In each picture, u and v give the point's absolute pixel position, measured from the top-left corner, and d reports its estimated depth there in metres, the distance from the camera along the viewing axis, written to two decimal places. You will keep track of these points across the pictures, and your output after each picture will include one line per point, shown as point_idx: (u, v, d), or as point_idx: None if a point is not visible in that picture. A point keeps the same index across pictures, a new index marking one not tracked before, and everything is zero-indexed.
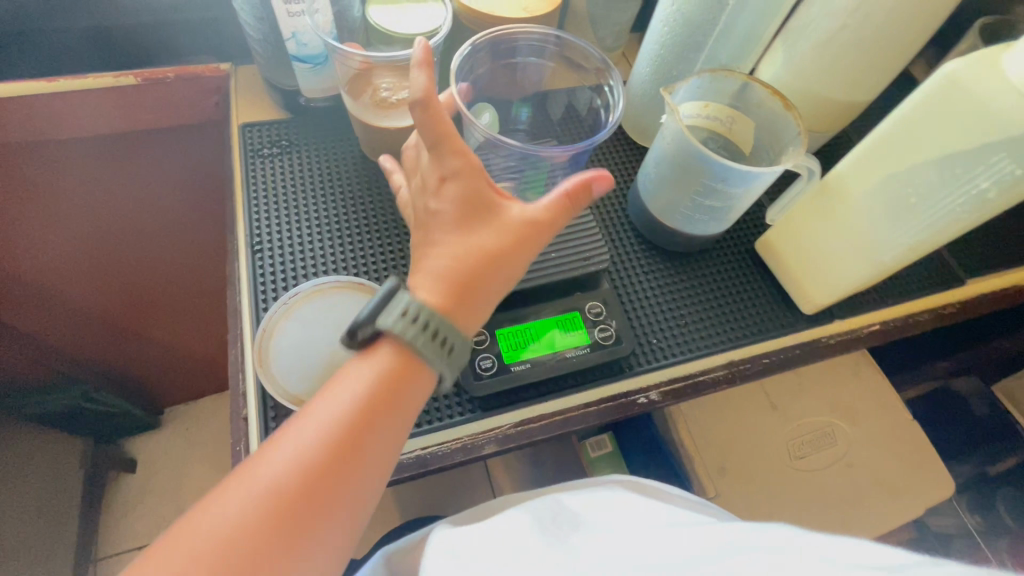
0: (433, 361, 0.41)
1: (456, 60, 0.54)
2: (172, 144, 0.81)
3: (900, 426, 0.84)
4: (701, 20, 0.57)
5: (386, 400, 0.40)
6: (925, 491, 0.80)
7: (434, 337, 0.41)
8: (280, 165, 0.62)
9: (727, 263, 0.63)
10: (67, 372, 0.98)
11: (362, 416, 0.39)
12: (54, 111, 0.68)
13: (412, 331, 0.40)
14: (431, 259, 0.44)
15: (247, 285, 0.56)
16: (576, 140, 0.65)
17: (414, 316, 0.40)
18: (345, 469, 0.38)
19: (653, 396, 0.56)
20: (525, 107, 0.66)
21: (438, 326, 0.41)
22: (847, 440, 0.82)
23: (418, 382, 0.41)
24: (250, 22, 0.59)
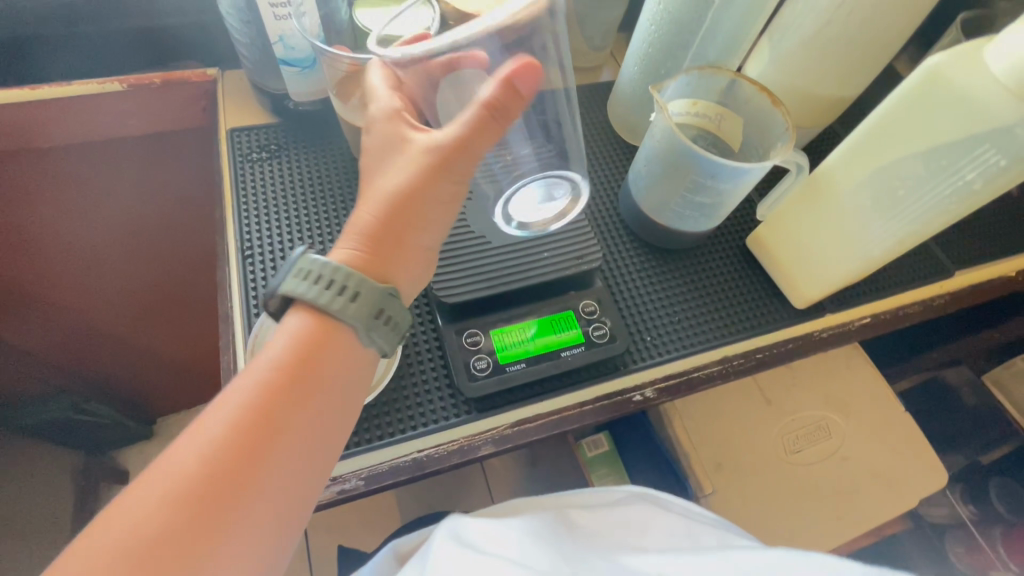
0: (348, 320, 0.42)
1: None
2: (160, 150, 0.80)
3: (893, 418, 0.84)
4: (688, 17, 0.57)
5: (305, 368, 0.41)
6: (920, 482, 0.81)
7: (335, 295, 0.42)
8: (269, 170, 0.62)
9: (719, 259, 0.63)
10: (57, 384, 0.97)
11: (285, 382, 0.41)
12: (38, 120, 0.67)
13: (316, 291, 0.42)
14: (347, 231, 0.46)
15: (238, 290, 0.55)
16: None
17: (317, 277, 0.42)
18: (264, 438, 0.39)
19: (649, 393, 0.57)
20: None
21: (340, 284, 0.42)
22: (842, 433, 0.83)
23: (339, 347, 0.43)
24: (237, 26, 0.58)
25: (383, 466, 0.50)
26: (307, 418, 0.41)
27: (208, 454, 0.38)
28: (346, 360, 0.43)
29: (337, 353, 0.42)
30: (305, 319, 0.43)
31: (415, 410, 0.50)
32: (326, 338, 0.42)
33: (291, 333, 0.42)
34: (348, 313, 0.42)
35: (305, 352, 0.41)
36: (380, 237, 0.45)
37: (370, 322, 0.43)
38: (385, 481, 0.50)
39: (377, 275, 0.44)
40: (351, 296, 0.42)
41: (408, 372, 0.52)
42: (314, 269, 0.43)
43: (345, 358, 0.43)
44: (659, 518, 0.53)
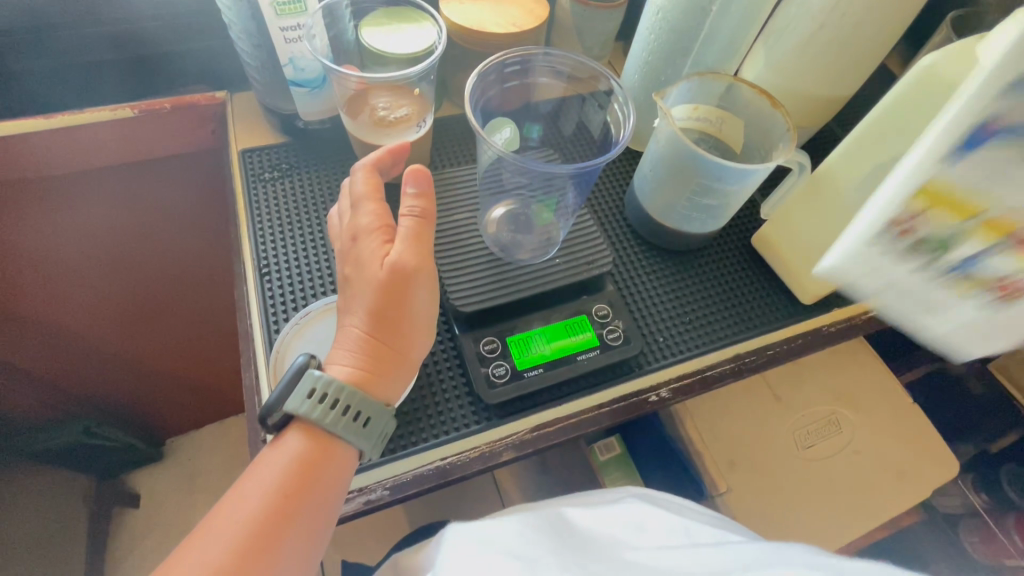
0: (349, 435, 0.44)
1: (469, 90, 0.54)
2: (170, 172, 0.81)
3: (902, 410, 0.85)
4: (687, 25, 0.59)
5: (299, 482, 0.42)
6: (933, 471, 0.82)
7: (349, 415, 0.44)
8: (281, 189, 0.63)
9: (726, 258, 0.64)
10: (69, 410, 0.98)
11: (282, 498, 0.42)
12: (52, 148, 0.68)
13: (320, 411, 0.43)
14: (344, 333, 0.46)
15: (257, 308, 0.56)
16: (583, 158, 0.66)
17: (322, 396, 0.43)
18: (252, 551, 0.40)
19: (664, 393, 0.57)
20: (536, 124, 0.67)
21: (350, 403, 0.43)
22: (852, 427, 0.84)
23: (335, 462, 0.44)
24: (247, 50, 0.60)
25: (406, 475, 0.50)
26: (295, 537, 0.42)
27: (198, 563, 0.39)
28: (337, 478, 0.44)
29: (331, 468, 0.44)
30: (303, 433, 0.44)
31: (436, 418, 0.51)
32: (322, 452, 0.43)
33: (292, 448, 0.43)
34: (345, 430, 0.44)
35: (302, 468, 0.43)
36: (373, 352, 0.46)
37: (366, 438, 0.45)
38: (409, 490, 0.50)
39: (380, 391, 0.46)
40: (354, 416, 0.44)
41: (428, 381, 0.53)
42: (322, 386, 0.43)
43: (336, 476, 0.44)
44: (661, 513, 0.54)
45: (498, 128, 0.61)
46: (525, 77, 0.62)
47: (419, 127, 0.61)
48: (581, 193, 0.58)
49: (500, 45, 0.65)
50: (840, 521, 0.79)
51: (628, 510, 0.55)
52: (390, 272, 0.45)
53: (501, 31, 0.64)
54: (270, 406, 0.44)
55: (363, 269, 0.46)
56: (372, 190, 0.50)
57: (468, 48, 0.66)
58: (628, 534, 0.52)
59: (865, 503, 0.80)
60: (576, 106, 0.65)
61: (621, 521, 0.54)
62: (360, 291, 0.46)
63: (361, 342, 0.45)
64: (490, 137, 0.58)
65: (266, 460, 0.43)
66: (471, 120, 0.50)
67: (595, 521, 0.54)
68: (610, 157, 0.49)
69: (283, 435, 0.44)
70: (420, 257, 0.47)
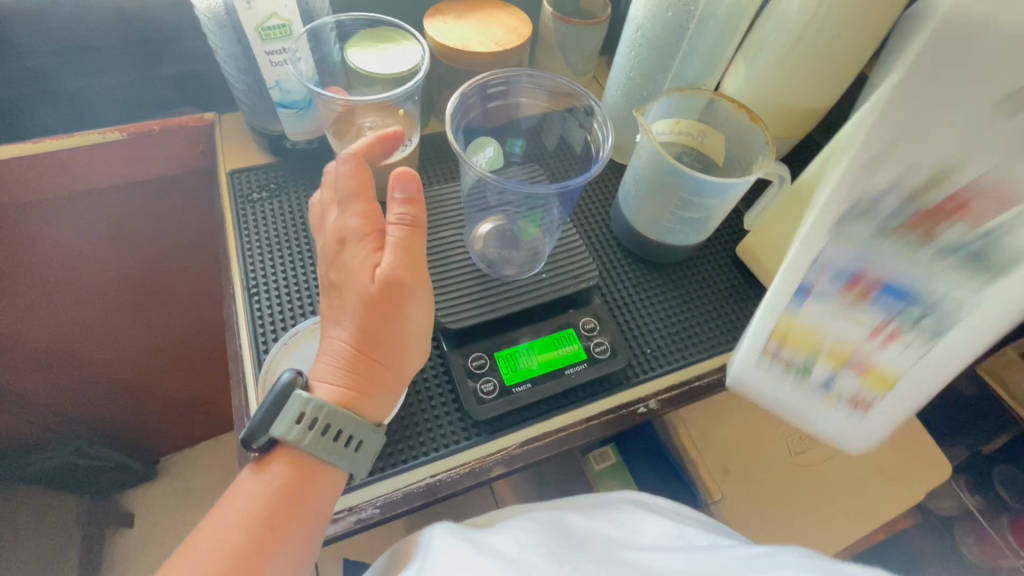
0: (336, 457, 0.44)
1: (450, 111, 0.55)
2: (160, 192, 0.82)
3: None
4: (666, 42, 0.60)
5: (284, 505, 0.42)
6: (926, 474, 0.82)
7: (335, 437, 0.44)
8: (270, 209, 0.64)
9: (712, 269, 0.65)
10: (62, 431, 0.97)
11: (265, 525, 0.42)
12: (40, 172, 0.68)
13: (307, 435, 0.43)
14: (331, 343, 0.46)
15: (246, 329, 0.56)
16: (567, 173, 0.67)
17: (309, 419, 0.43)
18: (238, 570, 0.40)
19: (653, 405, 0.58)
20: (519, 138, 0.67)
21: (337, 425, 0.43)
22: None
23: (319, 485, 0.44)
24: (234, 74, 0.60)
25: (397, 493, 0.50)
26: (278, 558, 0.42)
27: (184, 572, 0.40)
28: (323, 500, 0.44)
29: (316, 487, 0.44)
30: (289, 459, 0.44)
31: (426, 436, 0.52)
32: (307, 474, 0.43)
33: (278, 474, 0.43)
34: (332, 453, 0.44)
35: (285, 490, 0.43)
36: (359, 366, 0.45)
37: (352, 458, 0.45)
38: (399, 509, 0.50)
39: (368, 410, 0.46)
40: (341, 438, 0.44)
41: (416, 399, 0.53)
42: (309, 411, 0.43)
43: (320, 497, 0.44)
44: (654, 520, 0.54)
45: (480, 147, 0.62)
46: (505, 95, 0.63)
47: (405, 147, 0.62)
48: (566, 209, 0.59)
49: (484, 64, 0.66)
50: (835, 526, 0.79)
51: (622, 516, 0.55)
52: (381, 285, 0.45)
53: (485, 50, 0.65)
54: (256, 433, 0.43)
55: (351, 281, 0.46)
56: (360, 185, 0.48)
57: (453, 67, 0.67)
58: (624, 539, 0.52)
59: (858, 508, 0.80)
60: (557, 121, 0.66)
61: (617, 527, 0.54)
62: (348, 303, 0.46)
63: (346, 357, 0.45)
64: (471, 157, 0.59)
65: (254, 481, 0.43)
66: (453, 143, 0.50)
67: (589, 522, 0.54)
68: (590, 175, 0.50)
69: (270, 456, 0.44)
70: (409, 269, 0.46)
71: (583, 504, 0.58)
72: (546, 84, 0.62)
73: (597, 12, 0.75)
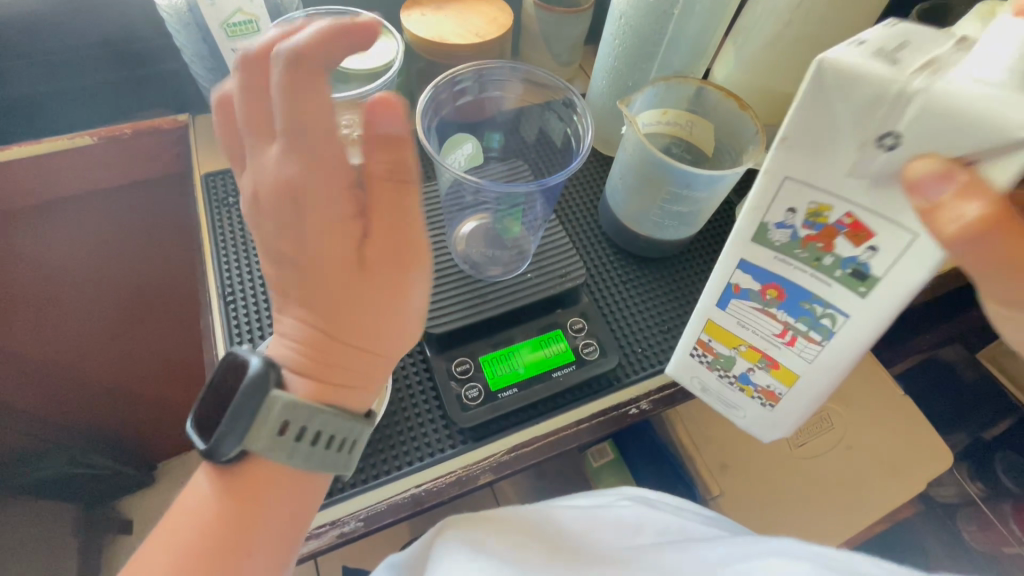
0: (317, 462, 0.39)
1: (420, 113, 0.52)
2: (137, 196, 0.80)
3: (894, 404, 0.84)
4: (650, 30, 0.57)
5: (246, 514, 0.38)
6: (931, 464, 0.80)
7: (315, 441, 0.38)
8: (247, 212, 0.62)
9: (705, 262, 0.63)
10: (52, 440, 0.95)
11: (222, 532, 0.38)
12: (9, 180, 0.66)
13: (285, 442, 0.37)
14: (288, 320, 0.42)
15: (223, 338, 0.54)
16: (549, 168, 0.65)
17: (288, 427, 0.37)
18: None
19: (645, 405, 0.56)
20: (497, 133, 0.65)
21: (320, 428, 0.38)
22: (844, 423, 0.83)
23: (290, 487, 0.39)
24: (201, 73, 0.58)
25: (383, 505, 0.49)
26: (254, 562, 0.39)
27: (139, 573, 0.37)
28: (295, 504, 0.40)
29: (289, 489, 0.39)
30: (263, 472, 0.38)
31: (409, 445, 0.50)
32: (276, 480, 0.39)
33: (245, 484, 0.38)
34: (310, 459, 0.38)
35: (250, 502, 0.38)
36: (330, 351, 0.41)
37: (336, 458, 0.40)
38: (384, 521, 0.49)
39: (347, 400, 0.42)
40: (319, 441, 0.39)
41: (399, 407, 0.51)
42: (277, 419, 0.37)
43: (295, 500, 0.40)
44: (648, 519, 0.52)
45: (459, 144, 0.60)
46: (480, 90, 0.61)
47: None
48: (551, 204, 0.57)
49: (464, 56, 0.64)
50: (837, 520, 0.77)
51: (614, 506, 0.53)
52: (358, 254, 0.41)
53: (464, 43, 0.62)
54: (218, 446, 0.36)
55: (319, 248, 0.40)
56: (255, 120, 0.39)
57: (432, 61, 0.65)
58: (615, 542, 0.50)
59: (861, 500, 0.78)
60: (535, 114, 0.64)
61: (610, 527, 0.51)
62: (314, 277, 0.40)
63: (313, 341, 0.41)
64: (447, 158, 0.57)
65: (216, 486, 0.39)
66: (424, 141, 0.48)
67: (579, 521, 0.51)
68: (572, 170, 0.47)
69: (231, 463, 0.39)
70: (387, 233, 0.41)
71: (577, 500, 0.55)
72: (522, 78, 0.60)
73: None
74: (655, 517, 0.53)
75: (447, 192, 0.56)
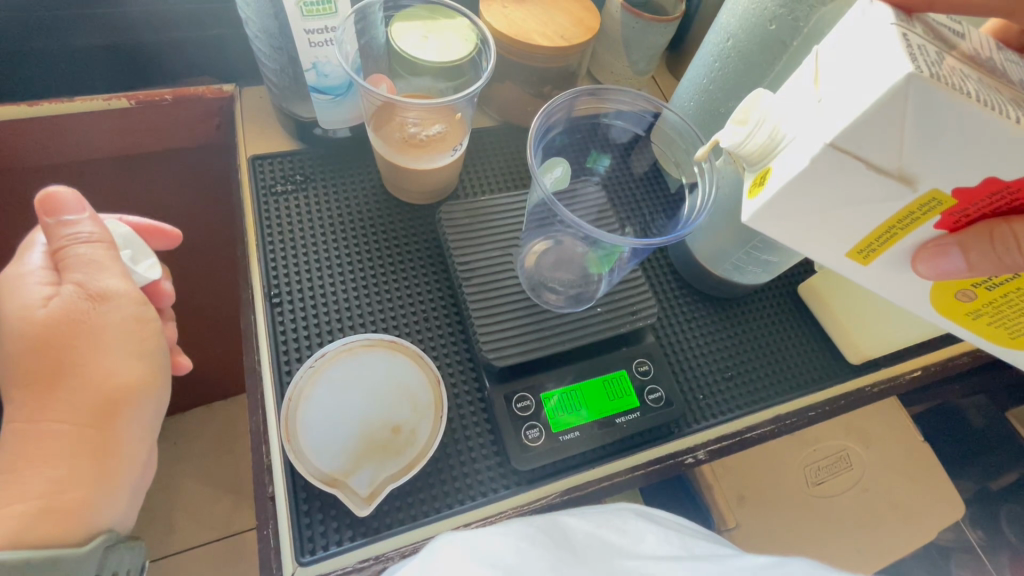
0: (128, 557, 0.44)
1: (535, 122, 0.47)
2: (170, 165, 0.72)
3: (910, 448, 0.83)
4: (760, 56, 0.51)
5: (100, 462, 0.42)
6: (940, 511, 0.79)
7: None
8: (297, 205, 0.57)
9: (770, 308, 0.60)
10: None
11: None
12: (32, 135, 0.60)
13: None
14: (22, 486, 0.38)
15: (266, 347, 0.50)
16: (651, 210, 0.58)
17: None
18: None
19: (701, 455, 0.53)
20: (606, 157, 0.59)
21: None
22: (863, 464, 0.81)
23: (86, 381, 0.41)
24: (265, 50, 0.54)
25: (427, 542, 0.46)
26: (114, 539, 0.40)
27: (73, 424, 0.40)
28: (89, 418, 0.41)
29: None
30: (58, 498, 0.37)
31: (461, 481, 0.47)
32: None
33: (104, 281, 0.42)
34: None
35: (77, 288, 0.41)
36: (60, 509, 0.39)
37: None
38: None
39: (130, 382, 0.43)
40: None
41: (451, 438, 0.48)
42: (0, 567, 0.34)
43: (130, 363, 0.43)
44: (654, 529, 0.44)
45: (554, 164, 0.55)
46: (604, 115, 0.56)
47: (454, 151, 0.55)
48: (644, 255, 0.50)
49: (544, 60, 0.59)
50: (851, 559, 0.76)
51: (619, 520, 0.45)
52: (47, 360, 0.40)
53: (547, 44, 0.57)
54: None
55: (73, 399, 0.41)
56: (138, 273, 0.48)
57: (507, 57, 0.60)
58: (621, 546, 0.42)
59: (870, 540, 0.77)
60: (656, 150, 0.58)
61: (614, 531, 0.43)
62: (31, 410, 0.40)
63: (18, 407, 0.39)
64: (545, 170, 0.52)
65: (78, 430, 0.41)
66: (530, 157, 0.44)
67: (587, 521, 0.43)
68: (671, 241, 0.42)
69: (6, 316, 0.41)
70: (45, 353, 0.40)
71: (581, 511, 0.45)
72: (658, 111, 0.53)
73: (668, 7, 0.67)
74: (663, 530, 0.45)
75: (535, 208, 0.52)
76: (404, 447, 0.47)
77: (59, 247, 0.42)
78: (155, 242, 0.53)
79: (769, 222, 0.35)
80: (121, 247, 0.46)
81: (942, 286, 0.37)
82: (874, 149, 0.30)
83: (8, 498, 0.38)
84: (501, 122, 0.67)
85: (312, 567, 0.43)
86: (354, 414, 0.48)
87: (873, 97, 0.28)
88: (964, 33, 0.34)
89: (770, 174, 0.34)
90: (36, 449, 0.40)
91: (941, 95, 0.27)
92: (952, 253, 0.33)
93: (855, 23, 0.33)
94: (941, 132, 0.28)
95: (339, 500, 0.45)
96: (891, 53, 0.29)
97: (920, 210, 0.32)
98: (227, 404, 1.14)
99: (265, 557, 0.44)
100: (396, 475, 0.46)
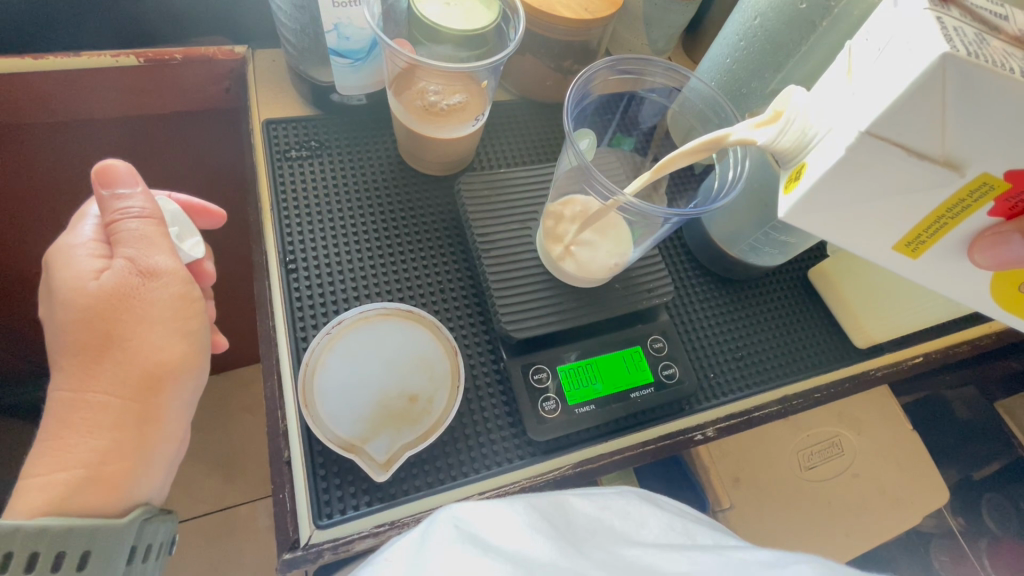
0: (160, 531, 0.44)
1: (570, 92, 0.48)
2: (171, 129, 0.70)
3: (900, 435, 0.84)
4: (787, 37, 0.51)
5: (141, 435, 0.42)
6: (925, 498, 0.81)
7: (143, 554, 0.42)
8: (312, 170, 0.56)
9: (781, 292, 0.61)
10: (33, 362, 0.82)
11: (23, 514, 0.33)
12: (32, 93, 0.58)
13: None
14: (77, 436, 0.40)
15: (282, 312, 0.49)
16: (671, 193, 0.58)
17: None
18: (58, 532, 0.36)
19: (710, 432, 0.54)
20: (630, 139, 0.59)
21: None
22: (854, 450, 0.83)
23: (135, 351, 0.42)
24: (285, 9, 0.53)
25: None
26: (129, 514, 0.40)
27: (117, 376, 0.41)
28: (135, 385, 0.42)
29: None
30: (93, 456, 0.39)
31: (476, 451, 0.47)
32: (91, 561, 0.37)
33: (152, 257, 0.44)
34: None
35: (127, 262, 0.43)
36: (92, 460, 0.40)
37: None
38: None
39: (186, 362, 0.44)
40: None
41: (467, 408, 0.49)
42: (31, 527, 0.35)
43: (173, 340, 0.44)
44: (652, 510, 0.44)
45: (581, 136, 0.55)
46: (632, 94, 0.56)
47: (476, 122, 0.54)
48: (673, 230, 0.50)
49: (565, 34, 0.58)
50: (837, 542, 0.78)
51: (620, 501, 0.44)
52: (101, 333, 0.42)
53: (571, 17, 0.57)
54: None
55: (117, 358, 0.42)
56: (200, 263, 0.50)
57: (529, 29, 0.59)
58: (621, 529, 0.41)
59: (858, 524, 0.79)
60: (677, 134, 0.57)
61: (614, 512, 0.43)
62: (79, 371, 0.41)
63: (75, 364, 0.41)
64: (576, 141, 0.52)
65: (123, 399, 0.42)
66: (564, 123, 0.45)
67: (592, 504, 0.43)
68: (703, 213, 0.43)
69: (58, 286, 0.42)
70: (88, 332, 0.41)
71: (581, 493, 0.45)
72: (680, 86, 0.54)
73: None
74: (661, 511, 0.45)
75: (563, 180, 0.52)
76: (421, 415, 0.47)
77: (111, 220, 0.43)
78: (203, 221, 0.54)
79: (806, 217, 0.35)
80: (169, 224, 0.47)
81: (1001, 278, 0.36)
82: (912, 135, 0.29)
83: (53, 465, 0.39)
84: (518, 96, 0.66)
85: (329, 531, 0.43)
86: (372, 381, 0.48)
87: (910, 77, 0.28)
88: (1008, 16, 0.32)
89: (805, 170, 0.34)
90: (84, 410, 0.41)
91: (981, 73, 0.27)
92: (1013, 239, 0.32)
93: (888, 11, 0.32)
94: (983, 109, 0.28)
95: (355, 465, 0.45)
96: (929, 29, 0.28)
97: (969, 196, 0.31)
98: (219, 378, 1.12)
99: (282, 520, 0.44)
100: (413, 442, 0.46)
